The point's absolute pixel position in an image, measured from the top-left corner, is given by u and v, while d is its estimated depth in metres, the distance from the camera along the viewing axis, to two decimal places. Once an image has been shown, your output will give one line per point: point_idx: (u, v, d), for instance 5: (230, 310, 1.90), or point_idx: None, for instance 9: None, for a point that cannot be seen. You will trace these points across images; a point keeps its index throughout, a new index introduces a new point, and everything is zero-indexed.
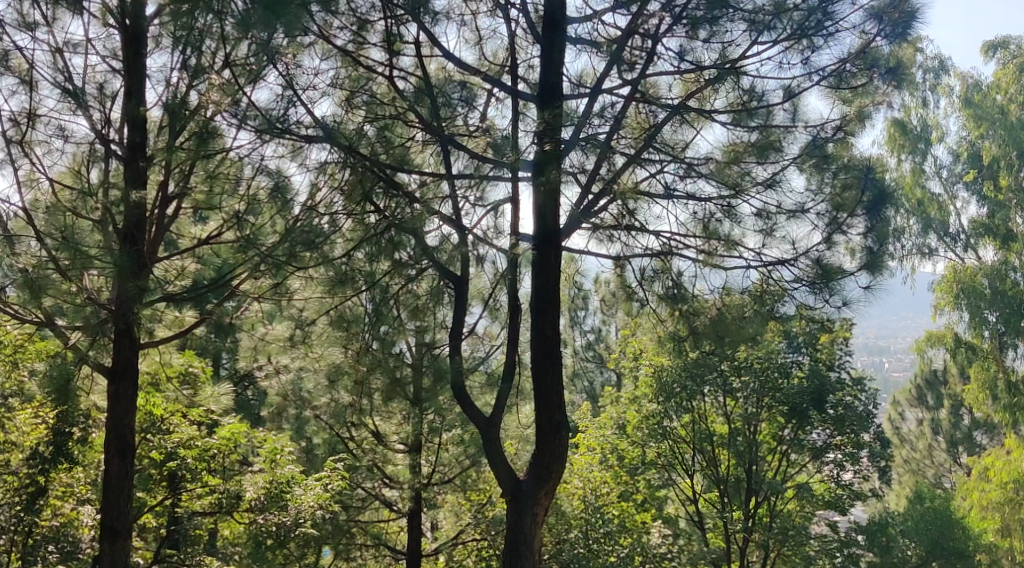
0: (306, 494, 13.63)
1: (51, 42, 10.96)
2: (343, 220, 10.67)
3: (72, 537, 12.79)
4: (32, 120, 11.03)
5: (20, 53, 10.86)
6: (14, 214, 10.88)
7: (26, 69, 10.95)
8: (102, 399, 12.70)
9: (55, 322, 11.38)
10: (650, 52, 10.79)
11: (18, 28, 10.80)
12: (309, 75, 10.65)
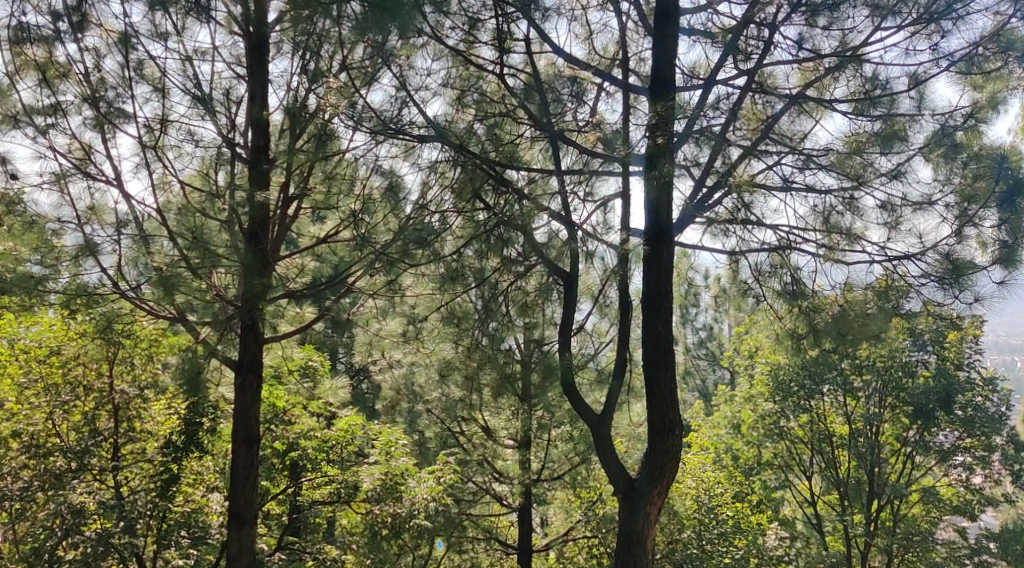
0: (420, 486, 13.61)
1: (181, 51, 11.18)
2: (454, 218, 10.73)
3: (202, 523, 12.99)
4: (163, 126, 11.27)
5: (153, 61, 11.07)
6: (148, 215, 11.31)
7: (159, 76, 11.12)
8: (229, 391, 13.05)
9: (186, 318, 11.70)
10: (768, 41, 10.57)
11: (152, 37, 11.10)
12: (422, 76, 10.72)
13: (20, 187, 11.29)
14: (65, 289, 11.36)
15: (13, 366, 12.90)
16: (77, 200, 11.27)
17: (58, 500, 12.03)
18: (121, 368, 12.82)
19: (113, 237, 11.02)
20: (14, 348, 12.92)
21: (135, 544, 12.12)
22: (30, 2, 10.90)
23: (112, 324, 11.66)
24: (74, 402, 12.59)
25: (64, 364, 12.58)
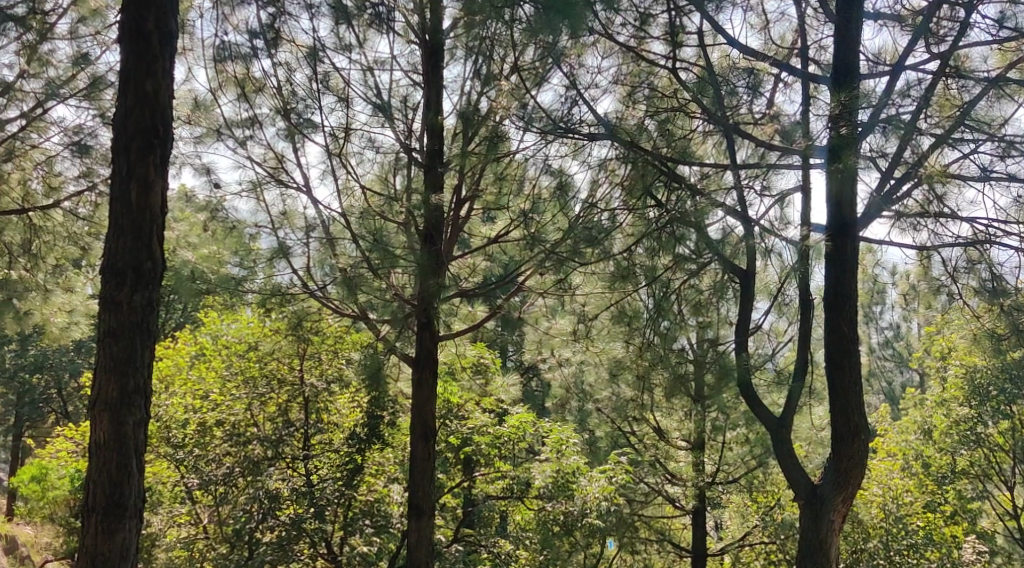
0: (591, 485, 13.43)
1: (362, 60, 11.78)
2: (623, 215, 10.65)
3: (384, 512, 13.36)
4: (347, 134, 11.93)
5: (338, 73, 11.83)
6: (333, 218, 11.85)
7: (343, 86, 11.89)
8: (407, 386, 13.80)
9: (369, 316, 12.41)
10: (964, 22, 10.12)
11: (337, 50, 11.76)
12: (592, 74, 10.66)
13: (222, 196, 11.97)
14: (262, 290, 12.01)
15: (218, 360, 14.02)
16: (272, 207, 11.91)
17: (257, 485, 12.99)
18: (310, 364, 13.67)
19: (302, 242, 11.76)
20: (218, 344, 14.26)
21: (324, 529, 12.97)
22: (231, 23, 11.48)
23: (303, 321, 12.78)
24: (269, 394, 13.53)
25: (261, 359, 13.59)
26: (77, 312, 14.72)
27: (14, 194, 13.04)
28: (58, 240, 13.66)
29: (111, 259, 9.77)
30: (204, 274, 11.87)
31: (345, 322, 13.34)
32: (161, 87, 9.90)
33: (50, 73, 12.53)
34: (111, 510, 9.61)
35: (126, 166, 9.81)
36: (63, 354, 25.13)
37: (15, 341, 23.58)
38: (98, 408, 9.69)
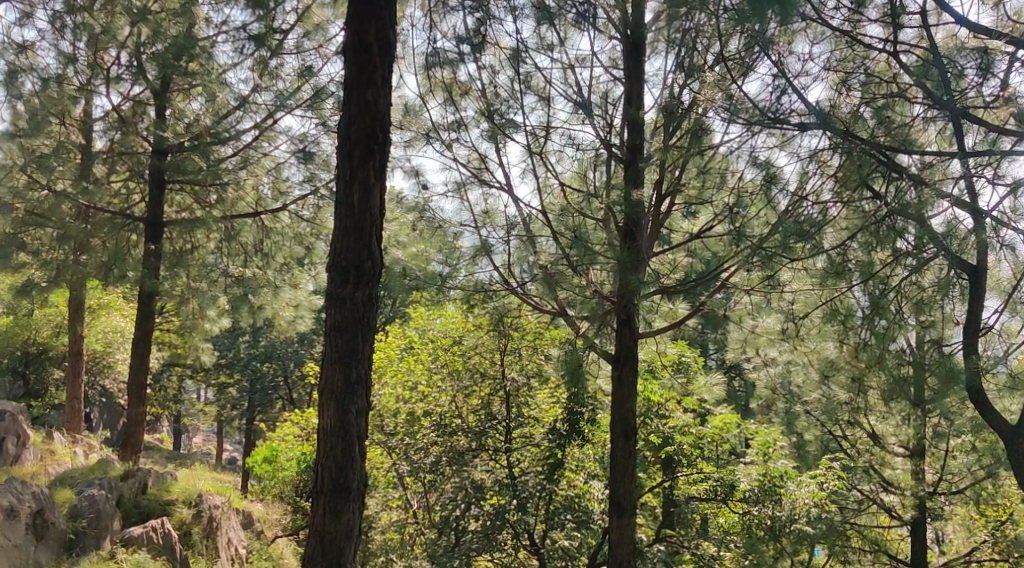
0: (800, 491, 13.13)
1: (564, 58, 12.01)
2: (835, 209, 10.19)
3: (585, 507, 13.31)
4: (548, 132, 12.08)
5: (539, 73, 12.39)
6: (532, 216, 12.19)
7: (544, 86, 12.43)
8: (607, 383, 13.56)
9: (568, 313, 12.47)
10: None
11: (540, 49, 12.13)
12: (802, 62, 10.19)
13: (428, 197, 12.67)
14: (464, 286, 12.58)
15: (426, 353, 14.76)
16: (475, 205, 12.51)
17: (463, 475, 13.35)
18: (512, 359, 13.72)
19: (503, 239, 12.14)
20: (425, 337, 15.01)
21: (527, 521, 13.01)
22: (440, 30, 12.12)
23: (504, 317, 13.00)
24: (473, 386, 13.82)
25: (465, 353, 13.91)
26: (301, 305, 16.10)
27: (248, 198, 15.15)
28: (285, 240, 15.52)
29: (336, 259, 10.60)
30: (413, 272, 12.64)
31: (545, 320, 13.42)
32: (381, 95, 10.68)
33: (280, 85, 14.07)
34: (337, 493, 10.44)
35: (349, 171, 10.65)
36: (291, 345, 26.01)
37: (247, 332, 25.51)
38: (325, 397, 10.56)
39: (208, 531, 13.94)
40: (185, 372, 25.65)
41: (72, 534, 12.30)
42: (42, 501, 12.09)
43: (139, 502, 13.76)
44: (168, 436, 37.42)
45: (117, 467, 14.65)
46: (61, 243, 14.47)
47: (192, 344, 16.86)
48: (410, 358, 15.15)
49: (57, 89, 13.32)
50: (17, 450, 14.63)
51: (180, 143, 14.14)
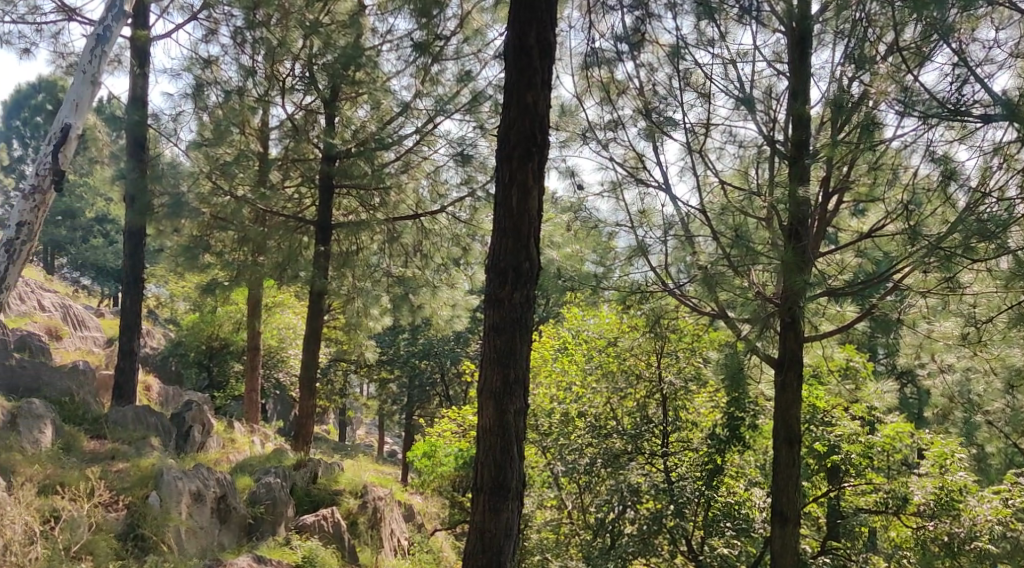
0: (983, 506, 12.32)
1: (724, 54, 11.67)
2: (1021, 206, 9.64)
3: (746, 515, 12.84)
4: (708, 129, 11.88)
5: (699, 70, 12.00)
6: (691, 215, 11.84)
7: (703, 82, 12.04)
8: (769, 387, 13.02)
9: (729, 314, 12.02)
10: None
11: (700, 46, 11.83)
12: (986, 49, 9.62)
13: (584, 196, 12.47)
14: (619, 286, 12.35)
15: (580, 354, 14.76)
16: (632, 205, 12.26)
17: (619, 478, 12.94)
18: (669, 361, 13.44)
19: (660, 239, 11.92)
20: (579, 338, 15.03)
21: (684, 527, 12.68)
22: (598, 29, 11.89)
23: (661, 318, 12.61)
24: (628, 389, 13.54)
25: (620, 355, 13.62)
26: (458, 305, 15.93)
27: (409, 201, 15.38)
28: (443, 241, 15.43)
29: (494, 260, 10.92)
30: (568, 271, 12.47)
31: (703, 321, 12.98)
32: (540, 98, 10.89)
33: (439, 90, 14.13)
34: (496, 491, 10.75)
35: (508, 175, 10.91)
36: (448, 344, 25.95)
37: (405, 328, 25.67)
38: (484, 396, 10.89)
39: (374, 522, 13.91)
40: (349, 367, 26.19)
41: (251, 520, 12.56)
42: (226, 487, 12.45)
43: (310, 491, 13.98)
44: (331, 426, 38.10)
45: (292, 458, 15.06)
46: (242, 245, 15.17)
47: (357, 340, 16.99)
48: (564, 357, 15.15)
49: (238, 100, 14.06)
50: (203, 439, 14.91)
51: (348, 150, 14.54)
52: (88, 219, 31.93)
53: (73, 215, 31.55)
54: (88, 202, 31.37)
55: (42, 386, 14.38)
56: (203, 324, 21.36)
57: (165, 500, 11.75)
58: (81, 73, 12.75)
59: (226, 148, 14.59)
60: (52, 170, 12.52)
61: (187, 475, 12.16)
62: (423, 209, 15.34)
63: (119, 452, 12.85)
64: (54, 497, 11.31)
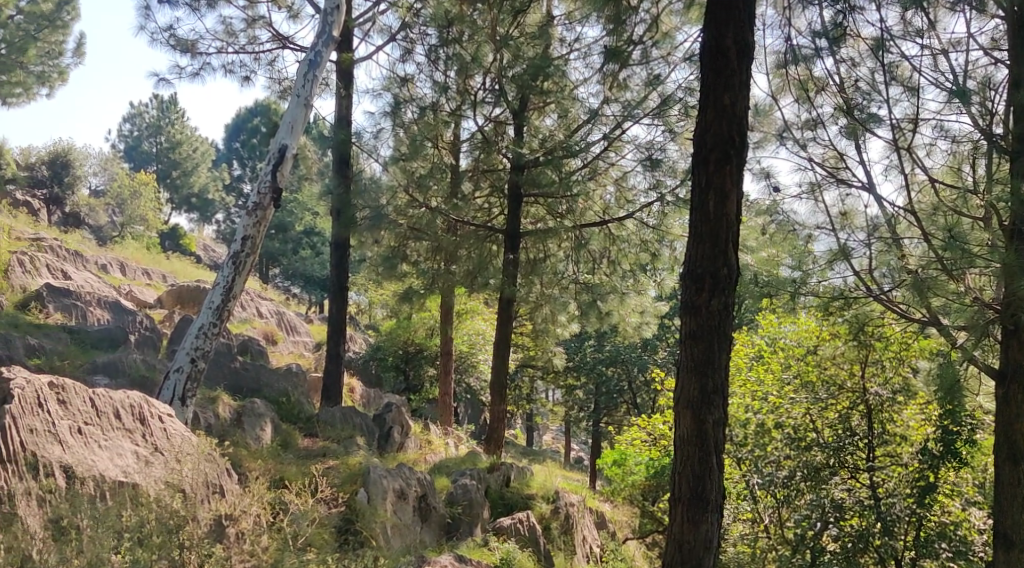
0: None
1: (933, 45, 10.91)
2: None
3: (963, 537, 11.97)
4: (915, 125, 11.10)
5: (905, 62, 11.23)
6: (896, 216, 11.16)
7: (910, 75, 11.26)
8: (989, 401, 11.99)
9: (942, 321, 11.21)
10: None
11: (905, 37, 11.05)
12: None
13: (781, 199, 11.80)
14: (818, 292, 11.69)
15: (777, 364, 14.18)
16: (832, 206, 11.66)
17: (821, 492, 12.41)
18: (874, 371, 12.65)
19: (863, 243, 11.24)
20: (776, 346, 14.57)
21: (893, 545, 11.98)
22: (795, 26, 11.29)
23: (864, 327, 11.90)
24: (829, 400, 12.76)
25: (820, 363, 12.88)
26: (647, 312, 15.56)
27: (596, 208, 14.96)
28: (631, 247, 15.00)
29: (692, 266, 10.50)
30: (764, 276, 11.86)
31: (912, 330, 11.93)
32: (738, 100, 10.50)
33: (627, 95, 13.76)
34: (695, 502, 10.35)
35: (705, 178, 10.51)
36: (636, 351, 25.36)
37: (593, 335, 25.32)
38: (682, 406, 10.48)
39: (568, 528, 13.47)
40: (537, 373, 25.98)
41: (450, 519, 12.56)
42: (426, 486, 12.45)
43: (504, 494, 13.84)
44: (520, 431, 37.92)
45: (485, 461, 14.92)
46: (435, 253, 15.28)
47: (546, 347, 16.69)
48: (759, 367, 14.61)
49: (433, 115, 14.17)
50: (402, 439, 15.03)
51: (536, 158, 14.03)
52: (297, 232, 32.92)
53: (284, 228, 33.04)
54: (298, 215, 32.27)
55: (263, 386, 14.76)
56: (400, 329, 21.84)
57: (373, 497, 11.67)
58: (295, 97, 13.35)
59: (420, 162, 14.53)
60: (272, 189, 13.13)
61: (391, 474, 12.13)
62: (610, 215, 14.90)
63: (330, 449, 13.17)
64: (280, 493, 11.00)
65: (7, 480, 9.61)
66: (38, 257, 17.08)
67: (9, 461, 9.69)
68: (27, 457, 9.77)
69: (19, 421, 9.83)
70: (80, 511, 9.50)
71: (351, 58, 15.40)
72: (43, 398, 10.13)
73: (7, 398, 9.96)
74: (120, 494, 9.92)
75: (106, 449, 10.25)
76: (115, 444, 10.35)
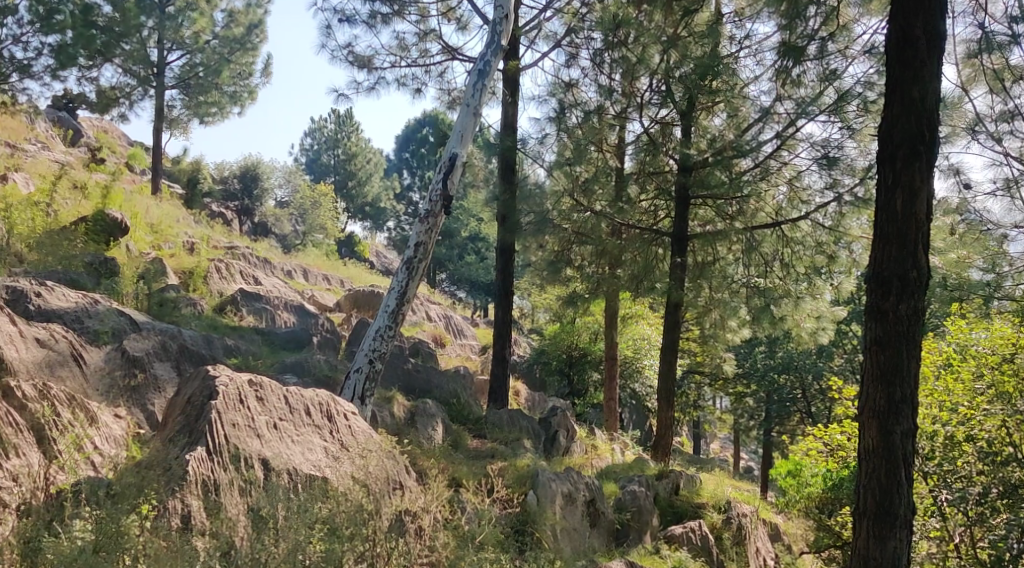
0: None
1: None
2: None
3: None
4: None
5: None
6: None
7: None
8: None
9: None
10: None
11: None
12: None
13: (970, 197, 11.38)
14: (1013, 298, 11.17)
15: (971, 372, 12.85)
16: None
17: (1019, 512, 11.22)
18: None
19: None
20: (967, 354, 13.49)
21: None
22: (989, 13, 10.41)
23: None
24: None
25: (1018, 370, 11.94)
26: (823, 317, 14.20)
27: (767, 209, 14.05)
28: (806, 249, 13.91)
29: (878, 269, 9.94)
30: (952, 280, 11.49)
31: None
32: (928, 93, 9.89)
33: (800, 92, 12.76)
34: (882, 518, 9.80)
35: (892, 176, 9.93)
36: (810, 358, 24.02)
37: (765, 341, 24.24)
38: (866, 416, 9.97)
39: (740, 540, 12.46)
40: (705, 380, 25.06)
41: (619, 526, 11.97)
42: (595, 491, 11.82)
43: (674, 502, 13.07)
44: (687, 440, 36.85)
45: (653, 467, 14.21)
46: (599, 258, 14.65)
47: (714, 352, 15.87)
48: (949, 376, 13.27)
49: (597, 118, 13.86)
50: (569, 443, 14.42)
51: (704, 159, 13.51)
52: (462, 238, 32.70)
53: (450, 234, 32.82)
54: (464, 221, 32.16)
55: (434, 388, 14.38)
56: (564, 333, 21.57)
57: (541, 500, 11.15)
58: (464, 105, 12.96)
59: (585, 167, 14.26)
60: (443, 196, 12.79)
61: (558, 477, 11.57)
62: (783, 217, 13.91)
63: (499, 451, 12.66)
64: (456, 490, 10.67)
65: (212, 470, 9.44)
66: (233, 263, 17.25)
67: (214, 453, 9.54)
68: (230, 450, 9.63)
69: (223, 416, 9.75)
70: (277, 501, 8.98)
71: (518, 65, 15.08)
72: (244, 395, 10.01)
73: (211, 395, 9.89)
74: (311, 487, 9.60)
75: (297, 444, 10.05)
76: (306, 439, 10.14)
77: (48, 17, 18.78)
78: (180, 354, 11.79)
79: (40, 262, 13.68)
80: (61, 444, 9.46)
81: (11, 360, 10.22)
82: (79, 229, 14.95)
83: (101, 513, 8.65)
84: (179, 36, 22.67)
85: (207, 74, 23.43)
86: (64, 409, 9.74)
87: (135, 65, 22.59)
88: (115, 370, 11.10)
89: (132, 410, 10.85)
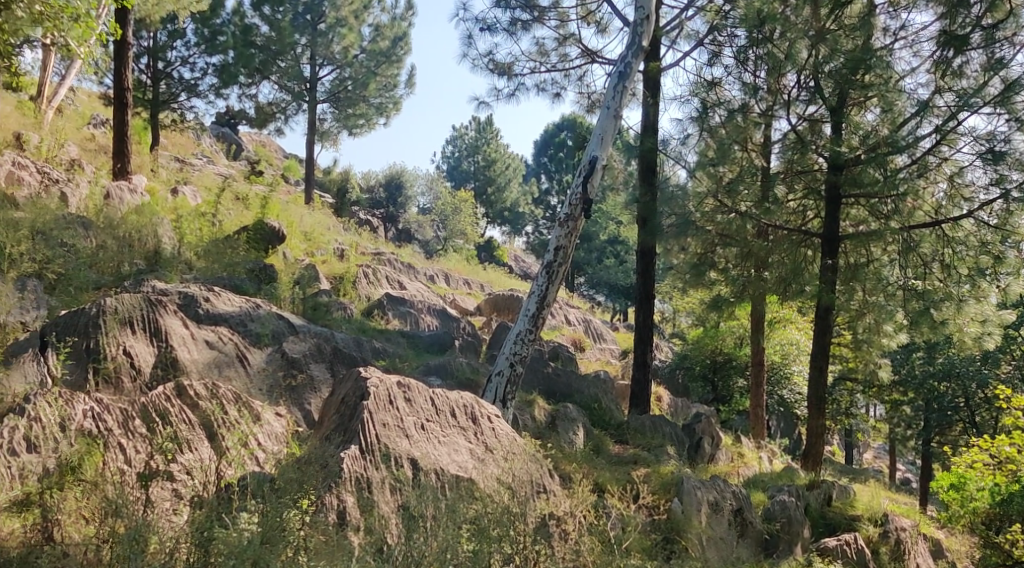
0: None
1: None
2: None
3: None
4: None
5: None
6: None
7: None
8: None
9: None
10: None
11: None
12: None
13: None
14: None
15: None
16: None
17: None
18: None
19: None
20: None
21: None
22: None
23: None
24: None
25: None
26: (991, 319, 12.61)
27: (925, 207, 12.80)
28: (969, 250, 12.58)
29: None
30: None
31: None
32: None
33: (964, 83, 11.83)
34: None
35: None
36: (971, 363, 22.40)
37: (922, 346, 22.73)
38: None
39: (898, 555, 11.45)
40: (857, 386, 23.68)
41: (767, 535, 10.88)
42: (742, 500, 10.89)
43: (825, 513, 11.97)
44: (837, 448, 35.31)
45: (804, 476, 13.29)
46: (743, 260, 13.53)
47: (870, 356, 14.69)
48: None
49: (742, 117, 12.97)
50: (714, 451, 13.35)
51: (858, 156, 12.40)
52: (602, 241, 31.91)
53: (591, 238, 32.09)
54: (603, 224, 31.37)
55: (574, 392, 13.50)
56: (706, 339, 20.34)
57: (687, 507, 10.26)
58: (605, 107, 12.17)
59: (729, 167, 13.25)
60: (583, 199, 11.98)
61: (704, 484, 10.67)
62: (943, 217, 12.71)
63: (642, 456, 11.81)
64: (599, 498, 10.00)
65: (365, 468, 8.89)
66: (379, 268, 16.78)
67: (367, 451, 8.98)
68: (382, 449, 9.06)
69: (374, 417, 9.16)
70: (427, 500, 8.33)
71: (660, 66, 14.22)
72: (393, 396, 9.40)
73: (363, 396, 9.32)
74: (460, 487, 9.01)
75: (445, 445, 9.40)
76: (453, 440, 9.48)
77: (212, 38, 20.29)
78: (335, 357, 11.20)
79: (208, 268, 13.24)
80: (229, 441, 8.96)
81: (185, 361, 10.09)
82: (239, 237, 14.41)
83: (265, 506, 8.04)
84: (330, 52, 22.55)
85: (356, 87, 23.22)
86: (229, 406, 9.28)
87: (290, 82, 22.53)
88: (277, 370, 10.68)
89: (291, 409, 10.33)
